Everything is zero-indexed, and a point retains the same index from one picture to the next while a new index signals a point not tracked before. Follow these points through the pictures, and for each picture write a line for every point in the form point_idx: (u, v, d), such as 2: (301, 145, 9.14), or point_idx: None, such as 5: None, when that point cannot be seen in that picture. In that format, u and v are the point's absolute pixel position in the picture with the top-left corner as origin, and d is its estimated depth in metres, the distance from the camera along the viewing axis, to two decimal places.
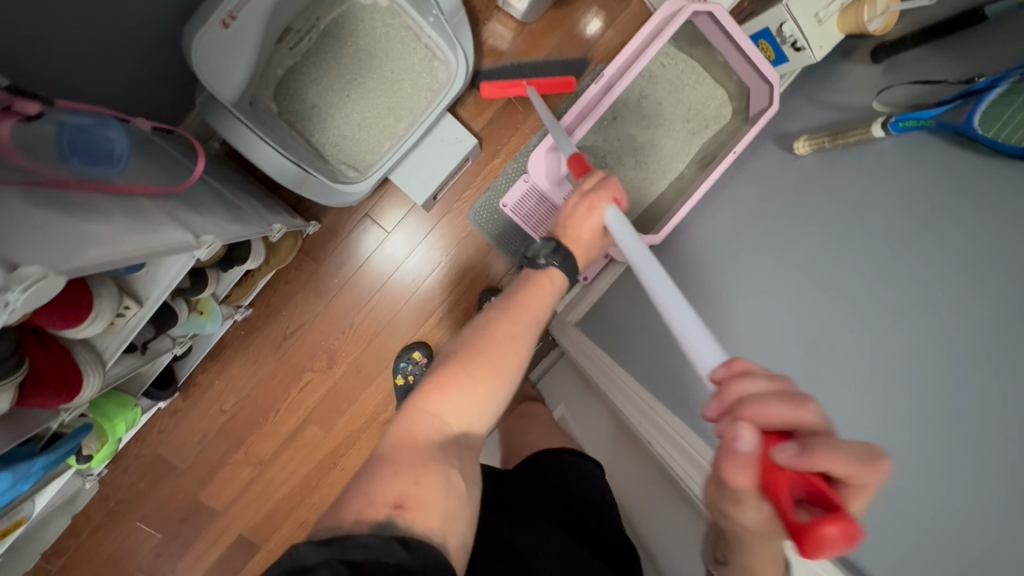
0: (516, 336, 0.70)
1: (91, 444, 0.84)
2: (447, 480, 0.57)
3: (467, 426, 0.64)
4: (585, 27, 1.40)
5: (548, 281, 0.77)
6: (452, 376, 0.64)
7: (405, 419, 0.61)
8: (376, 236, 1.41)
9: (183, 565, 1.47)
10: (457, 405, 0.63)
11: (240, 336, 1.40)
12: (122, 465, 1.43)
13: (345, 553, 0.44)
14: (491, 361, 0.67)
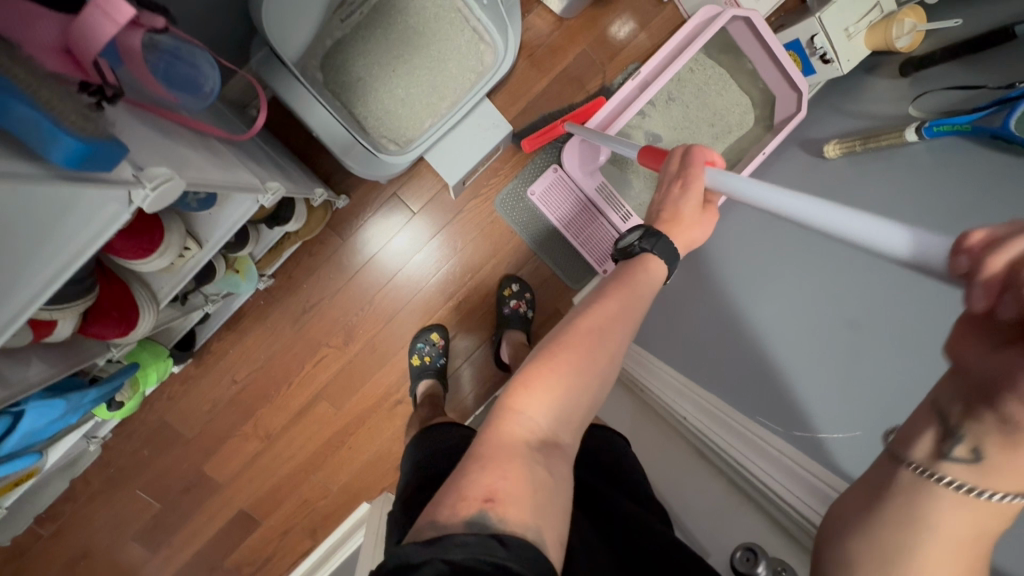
0: (611, 329, 0.63)
1: (124, 392, 0.83)
2: (539, 477, 0.51)
3: (560, 426, 0.56)
4: (621, 27, 1.44)
5: (643, 273, 0.70)
6: (541, 370, 0.58)
7: (495, 419, 0.57)
8: (381, 230, 1.42)
9: (181, 536, 1.46)
10: (548, 403, 0.56)
11: (259, 306, 1.40)
12: (126, 431, 1.40)
13: (447, 552, 0.43)
14: (584, 356, 0.59)
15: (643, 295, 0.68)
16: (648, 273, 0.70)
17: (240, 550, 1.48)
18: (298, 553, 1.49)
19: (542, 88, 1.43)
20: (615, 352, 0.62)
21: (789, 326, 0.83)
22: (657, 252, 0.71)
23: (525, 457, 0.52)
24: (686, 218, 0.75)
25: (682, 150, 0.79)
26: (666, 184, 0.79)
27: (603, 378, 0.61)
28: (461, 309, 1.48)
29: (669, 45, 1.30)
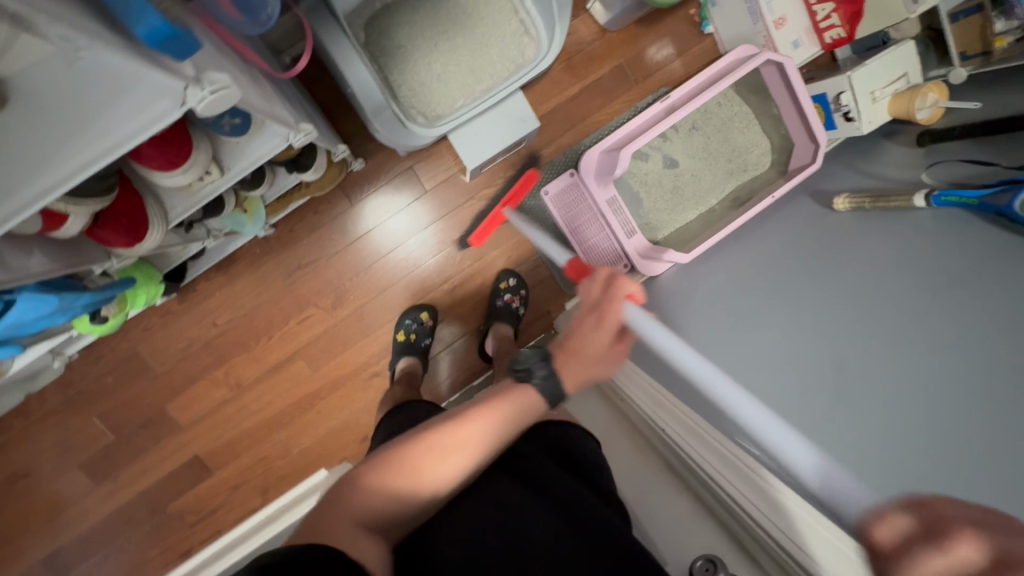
0: (465, 452, 0.63)
1: (110, 309, 0.80)
2: (363, 548, 0.56)
3: (389, 521, 0.60)
4: (659, 49, 1.47)
5: (508, 400, 0.66)
6: (385, 468, 0.61)
7: (331, 493, 0.60)
8: (378, 207, 1.41)
9: (129, 473, 1.42)
10: (383, 497, 0.60)
11: (255, 254, 1.38)
12: (93, 355, 1.36)
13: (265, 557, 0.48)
14: (424, 472, 0.62)
15: (510, 423, 0.66)
16: (513, 405, 0.66)
17: (187, 496, 1.45)
18: (246, 508, 1.47)
19: (573, 93, 1.45)
20: (456, 474, 0.63)
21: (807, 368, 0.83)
22: (535, 388, 0.67)
23: (348, 532, 0.56)
24: (584, 353, 0.68)
25: (610, 272, 0.71)
26: (582, 313, 0.70)
27: (436, 492, 0.63)
28: (456, 293, 1.49)
29: (701, 76, 1.33)
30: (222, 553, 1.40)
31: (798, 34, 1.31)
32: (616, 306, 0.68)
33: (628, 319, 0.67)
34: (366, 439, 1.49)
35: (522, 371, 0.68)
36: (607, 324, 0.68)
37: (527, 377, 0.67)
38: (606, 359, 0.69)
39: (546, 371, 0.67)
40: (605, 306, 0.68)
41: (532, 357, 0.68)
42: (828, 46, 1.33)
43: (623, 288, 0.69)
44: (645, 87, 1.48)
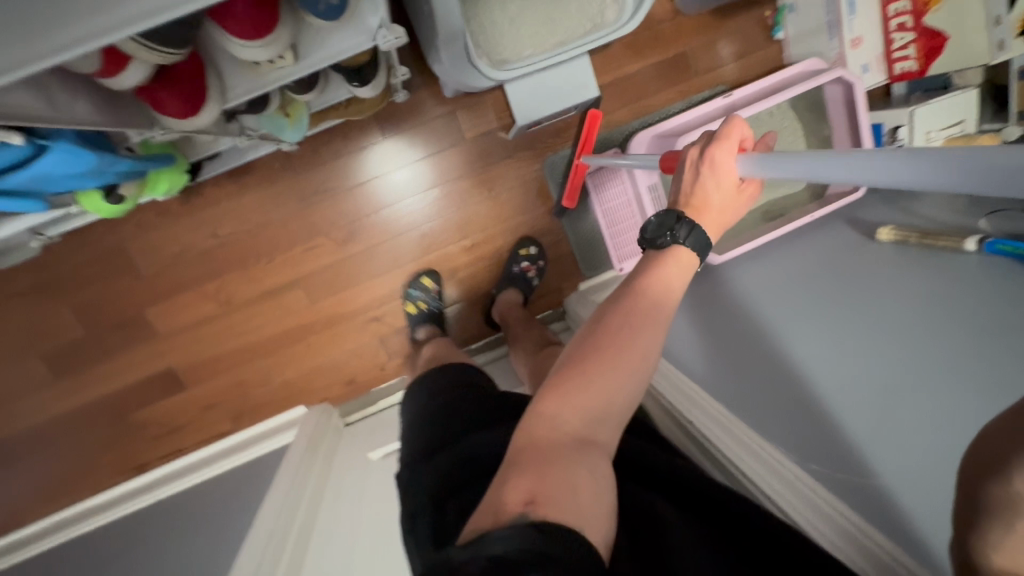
0: (646, 331, 0.62)
1: (128, 187, 0.71)
2: (587, 470, 0.50)
3: (596, 425, 0.55)
4: (727, 45, 1.43)
5: (661, 272, 0.69)
6: (565, 377, 0.58)
7: (523, 427, 0.55)
8: (386, 154, 1.33)
9: (96, 373, 1.34)
10: (577, 407, 0.55)
11: (272, 168, 1.29)
12: (75, 242, 1.26)
13: (487, 548, 0.41)
14: (612, 363, 0.58)
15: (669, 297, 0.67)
16: (672, 271, 0.70)
17: (154, 408, 1.38)
18: (213, 432, 1.41)
19: (632, 70, 1.40)
20: (642, 358, 0.60)
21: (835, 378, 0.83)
22: (688, 245, 0.71)
23: (562, 458, 0.51)
24: (712, 206, 0.76)
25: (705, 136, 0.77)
26: (690, 168, 0.77)
27: (629, 386, 0.58)
28: (472, 253, 1.44)
29: (765, 81, 1.31)
30: (183, 472, 1.34)
31: (868, 59, 1.31)
32: (727, 145, 0.73)
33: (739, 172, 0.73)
34: (352, 382, 1.44)
35: (663, 236, 0.72)
36: (723, 165, 0.74)
37: (677, 237, 0.71)
38: (726, 201, 0.76)
39: (684, 220, 0.72)
40: (713, 152, 0.74)
41: (666, 218, 0.73)
42: (894, 78, 1.33)
43: (735, 128, 0.74)
44: (704, 81, 1.44)
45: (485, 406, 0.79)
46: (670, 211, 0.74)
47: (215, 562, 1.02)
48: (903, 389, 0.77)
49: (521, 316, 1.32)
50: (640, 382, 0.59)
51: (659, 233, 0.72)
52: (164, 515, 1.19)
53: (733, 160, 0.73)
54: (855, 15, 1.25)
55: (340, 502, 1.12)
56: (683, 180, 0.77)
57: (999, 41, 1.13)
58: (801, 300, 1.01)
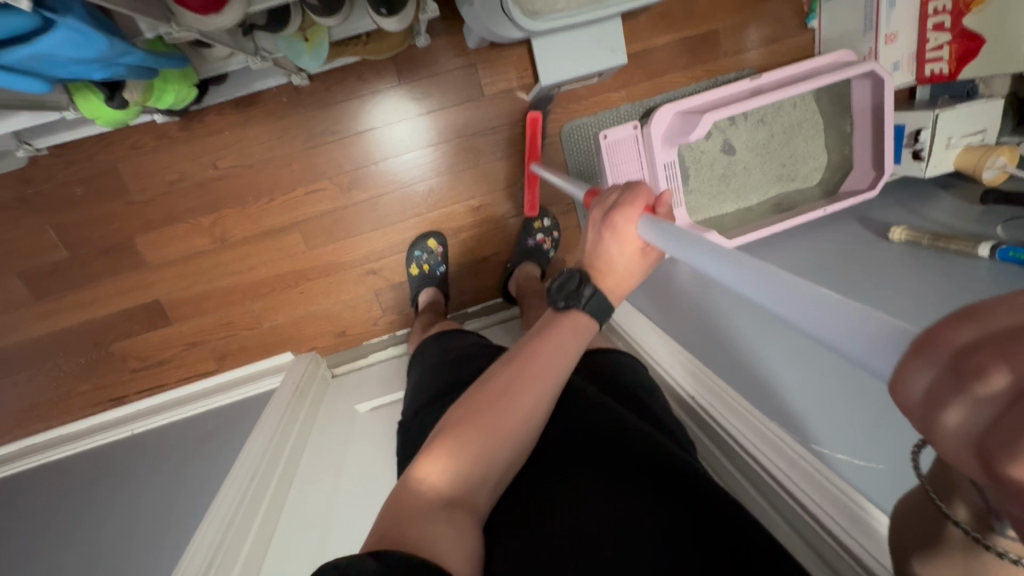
0: (530, 389, 0.54)
1: (133, 93, 0.68)
2: (450, 536, 0.47)
3: (467, 487, 0.51)
4: (759, 28, 1.39)
5: (565, 327, 0.58)
6: (439, 437, 0.53)
7: (396, 492, 0.51)
8: (387, 110, 1.27)
9: (77, 298, 1.29)
10: (446, 468, 0.51)
11: (280, 102, 1.23)
12: (65, 157, 1.20)
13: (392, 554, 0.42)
14: (485, 429, 0.52)
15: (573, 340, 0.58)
16: (567, 333, 0.58)
17: (138, 340, 1.34)
18: (196, 370, 1.38)
19: (661, 42, 1.36)
20: (524, 420, 0.54)
21: (816, 360, 0.84)
22: (586, 310, 0.59)
23: (419, 519, 0.47)
24: (617, 268, 0.60)
25: (620, 187, 0.61)
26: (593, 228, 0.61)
27: (503, 453, 0.53)
28: (476, 214, 1.40)
29: (797, 66, 1.27)
30: (162, 408, 1.31)
31: (901, 57, 1.29)
32: (630, 212, 0.57)
33: (644, 236, 0.55)
34: (343, 335, 1.42)
35: (564, 299, 0.59)
36: (627, 235, 0.57)
37: (574, 301, 0.59)
38: (633, 270, 0.61)
39: (588, 285, 0.59)
40: (613, 219, 0.57)
41: (570, 278, 0.60)
42: (923, 79, 1.32)
43: (638, 198, 0.58)
44: (732, 63, 1.40)
45: (490, 359, 0.79)
46: (573, 269, 0.60)
47: (191, 500, 1.00)
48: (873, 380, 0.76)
49: (536, 287, 1.29)
50: (517, 445, 0.54)
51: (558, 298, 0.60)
52: (140, 448, 1.17)
53: (635, 225, 0.57)
54: (895, 10, 1.23)
55: (323, 452, 1.11)
56: (590, 242, 0.61)
57: None
58: None
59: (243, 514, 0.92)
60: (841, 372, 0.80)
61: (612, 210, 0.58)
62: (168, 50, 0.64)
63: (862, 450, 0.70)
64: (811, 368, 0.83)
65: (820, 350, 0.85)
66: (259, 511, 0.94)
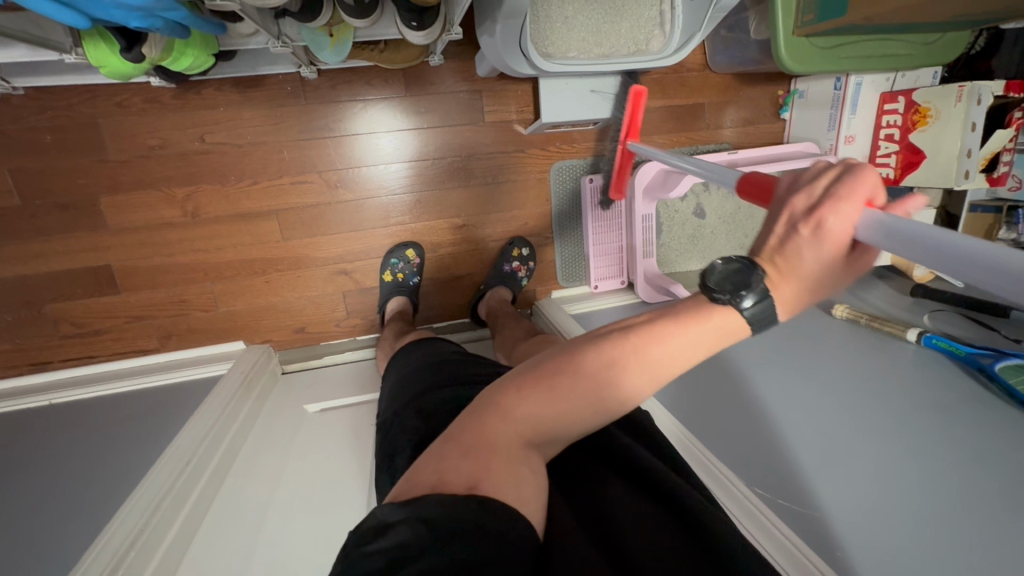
0: (643, 370, 0.47)
1: (153, 50, 0.68)
2: (525, 484, 0.45)
3: (547, 432, 0.48)
4: (740, 109, 1.53)
5: (707, 323, 0.47)
6: (534, 377, 0.49)
7: (478, 413, 0.48)
8: (388, 118, 1.29)
9: (19, 250, 1.20)
10: (532, 411, 0.47)
11: (283, 90, 1.23)
12: (40, 103, 1.14)
13: (425, 513, 0.40)
14: (580, 395, 0.48)
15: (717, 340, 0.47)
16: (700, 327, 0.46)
17: (77, 305, 1.25)
18: (134, 346, 1.29)
19: (652, 105, 1.47)
20: (623, 404, 0.49)
21: (804, 438, 0.94)
22: (746, 315, 0.46)
23: (504, 460, 0.45)
24: (802, 272, 0.45)
25: (829, 165, 0.46)
26: (780, 214, 0.46)
27: (590, 416, 0.49)
28: (458, 233, 1.43)
29: (768, 150, 1.41)
30: (89, 381, 1.22)
31: (855, 158, 1.46)
32: (847, 208, 0.42)
33: (861, 237, 0.43)
34: (301, 332, 1.38)
35: (724, 288, 0.47)
36: (833, 239, 0.43)
37: (740, 297, 0.46)
38: (825, 281, 0.46)
39: (755, 291, 0.45)
40: (824, 214, 0.43)
41: (738, 270, 0.47)
42: None
43: (859, 187, 0.43)
44: (713, 136, 1.53)
45: (473, 367, 0.80)
46: (749, 260, 0.47)
47: (109, 483, 0.93)
48: (861, 465, 0.87)
49: (508, 311, 1.32)
50: (604, 421, 0.50)
51: (721, 286, 0.47)
52: (59, 422, 1.08)
53: (852, 222, 0.43)
54: (855, 117, 1.40)
55: (264, 450, 1.06)
56: (776, 234, 0.46)
57: (965, 171, 1.26)
58: (774, 372, 1.12)
59: (174, 500, 0.86)
60: (827, 455, 0.90)
61: (823, 196, 0.44)
62: (206, 15, 0.65)
63: (852, 523, 0.79)
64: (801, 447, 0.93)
65: (806, 432, 0.95)
66: (188, 502, 0.89)
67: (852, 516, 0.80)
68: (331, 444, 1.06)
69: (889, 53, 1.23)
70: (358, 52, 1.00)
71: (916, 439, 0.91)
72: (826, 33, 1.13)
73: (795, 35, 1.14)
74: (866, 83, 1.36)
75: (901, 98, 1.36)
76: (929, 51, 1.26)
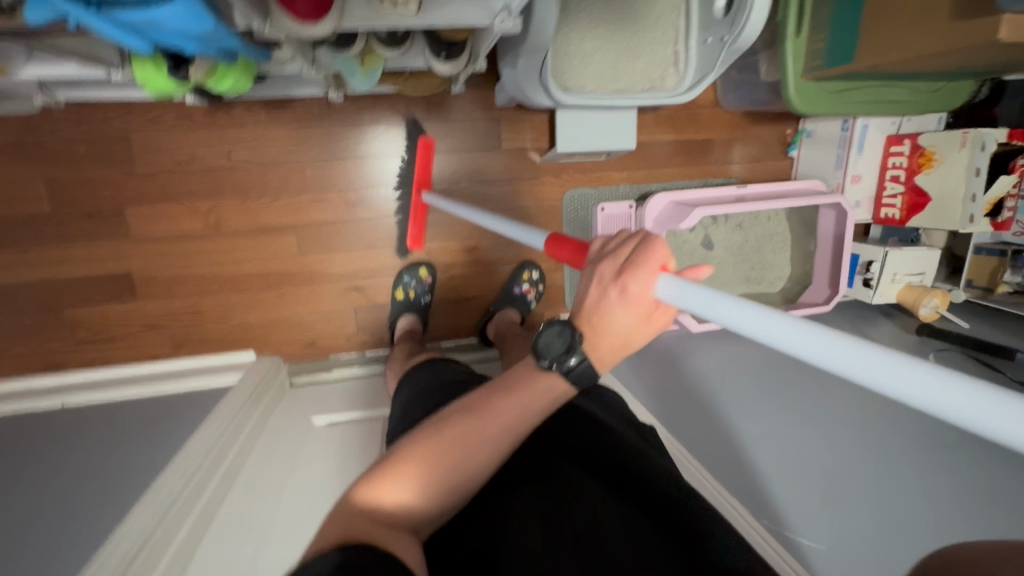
0: (499, 431, 0.52)
1: (199, 72, 0.73)
2: (405, 552, 0.45)
3: (425, 510, 0.49)
4: (748, 145, 1.58)
5: (540, 385, 0.53)
6: (395, 462, 0.50)
7: (336, 511, 0.48)
8: (404, 139, 1.34)
9: (43, 255, 1.24)
10: (405, 499, 0.49)
11: (309, 112, 1.28)
12: (77, 115, 1.19)
13: (295, 574, 0.39)
14: (434, 465, 0.50)
15: (525, 415, 0.53)
16: (533, 391, 0.53)
17: (95, 310, 1.28)
18: (147, 353, 1.31)
19: (663, 139, 1.52)
20: (481, 464, 0.51)
21: (793, 457, 0.98)
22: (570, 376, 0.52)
23: (378, 540, 0.45)
24: (613, 330, 0.51)
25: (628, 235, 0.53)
26: (599, 285, 0.51)
27: (459, 484, 0.51)
28: (470, 254, 1.45)
29: (776, 186, 1.44)
30: (98, 386, 1.23)
31: (861, 197, 1.49)
32: (644, 274, 0.48)
33: (658, 296, 0.48)
34: (311, 345, 1.39)
35: (552, 357, 0.52)
36: (637, 300, 0.49)
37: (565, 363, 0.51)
38: (636, 337, 0.52)
39: (577, 352, 0.51)
40: (626, 280, 0.49)
41: (560, 334, 0.52)
42: (878, 220, 1.51)
43: (652, 256, 0.49)
44: (721, 170, 1.57)
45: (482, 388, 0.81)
46: (568, 323, 0.52)
47: (118, 487, 0.94)
48: (853, 481, 0.91)
49: (516, 333, 1.34)
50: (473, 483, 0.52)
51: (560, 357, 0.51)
52: (70, 424, 1.09)
53: (651, 286, 0.49)
54: (861, 158, 1.44)
55: (273, 458, 1.08)
56: (587, 299, 0.52)
57: (969, 215, 1.29)
58: (769, 393, 1.14)
59: (180, 507, 0.87)
60: (822, 474, 0.94)
61: (625, 268, 0.49)
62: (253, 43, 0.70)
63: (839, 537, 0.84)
64: (795, 467, 0.96)
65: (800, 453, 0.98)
66: (195, 509, 0.89)
67: (843, 530, 0.84)
68: (336, 457, 1.07)
69: (896, 99, 1.27)
70: (384, 79, 1.05)
71: (920, 460, 0.90)
72: (833, 78, 1.17)
73: (804, 78, 1.18)
74: (871, 126, 1.41)
75: (906, 141, 1.40)
76: (933, 97, 1.30)
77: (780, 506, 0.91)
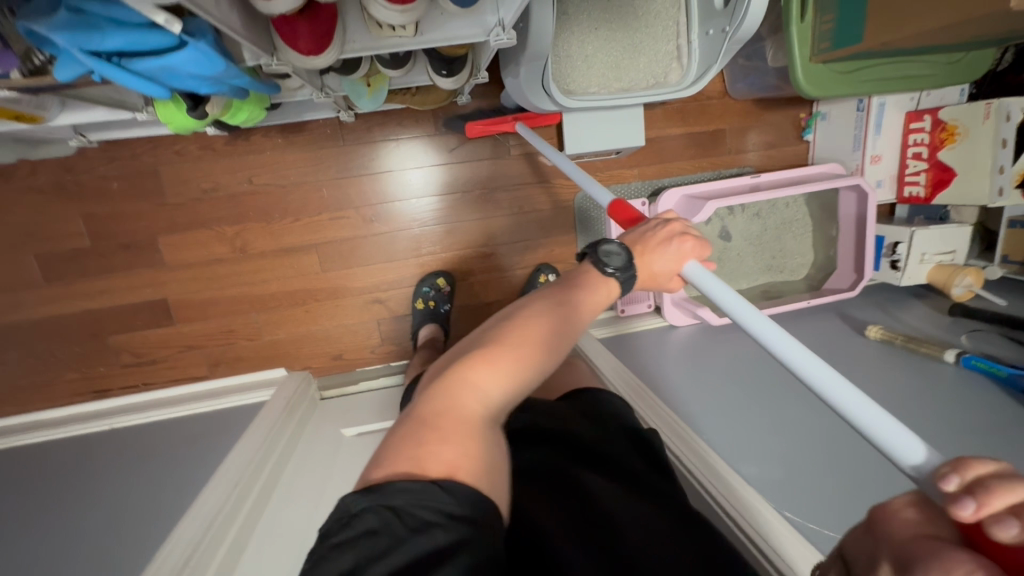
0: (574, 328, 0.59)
1: (214, 107, 0.77)
2: (491, 453, 0.49)
3: (512, 402, 0.54)
4: (761, 132, 1.55)
5: (601, 292, 0.64)
6: (493, 350, 0.54)
7: (439, 394, 0.51)
8: (415, 153, 1.37)
9: (86, 287, 1.31)
10: (504, 386, 0.53)
11: (323, 133, 1.32)
12: (109, 153, 1.26)
13: (389, 499, 0.43)
14: (527, 354, 0.55)
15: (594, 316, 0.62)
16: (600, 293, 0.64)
17: (136, 335, 1.35)
18: (186, 373, 1.38)
19: (672, 133, 1.51)
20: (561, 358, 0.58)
21: (810, 442, 0.97)
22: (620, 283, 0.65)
23: (478, 434, 0.49)
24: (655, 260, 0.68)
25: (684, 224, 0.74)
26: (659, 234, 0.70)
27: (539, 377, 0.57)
28: (486, 260, 1.48)
29: (792, 171, 1.41)
30: (142, 407, 1.29)
31: (883, 177, 1.45)
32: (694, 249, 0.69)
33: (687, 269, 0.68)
34: (338, 358, 1.44)
35: (612, 262, 0.65)
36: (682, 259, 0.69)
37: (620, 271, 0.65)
38: (660, 282, 0.69)
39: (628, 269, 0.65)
40: (685, 241, 0.69)
41: (620, 253, 0.66)
42: (903, 199, 1.47)
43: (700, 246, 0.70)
44: (735, 159, 1.55)
45: None
46: (626, 250, 0.67)
47: (166, 501, 0.99)
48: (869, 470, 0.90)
49: None
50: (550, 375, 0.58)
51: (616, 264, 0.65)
52: (119, 444, 1.16)
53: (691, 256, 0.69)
54: (880, 137, 1.40)
55: (307, 469, 1.12)
56: (653, 234, 0.70)
57: (998, 189, 1.24)
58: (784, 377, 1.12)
59: (222, 520, 0.92)
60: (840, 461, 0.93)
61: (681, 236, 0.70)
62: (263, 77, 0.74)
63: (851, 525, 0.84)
64: (814, 454, 0.95)
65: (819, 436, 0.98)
66: (238, 520, 0.94)
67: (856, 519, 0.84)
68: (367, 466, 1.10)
69: (912, 74, 1.24)
70: (391, 97, 1.08)
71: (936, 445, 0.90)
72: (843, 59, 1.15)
73: (813, 62, 1.16)
74: (889, 104, 1.37)
75: (927, 117, 1.36)
76: (953, 69, 1.26)
77: (802, 498, 0.89)
